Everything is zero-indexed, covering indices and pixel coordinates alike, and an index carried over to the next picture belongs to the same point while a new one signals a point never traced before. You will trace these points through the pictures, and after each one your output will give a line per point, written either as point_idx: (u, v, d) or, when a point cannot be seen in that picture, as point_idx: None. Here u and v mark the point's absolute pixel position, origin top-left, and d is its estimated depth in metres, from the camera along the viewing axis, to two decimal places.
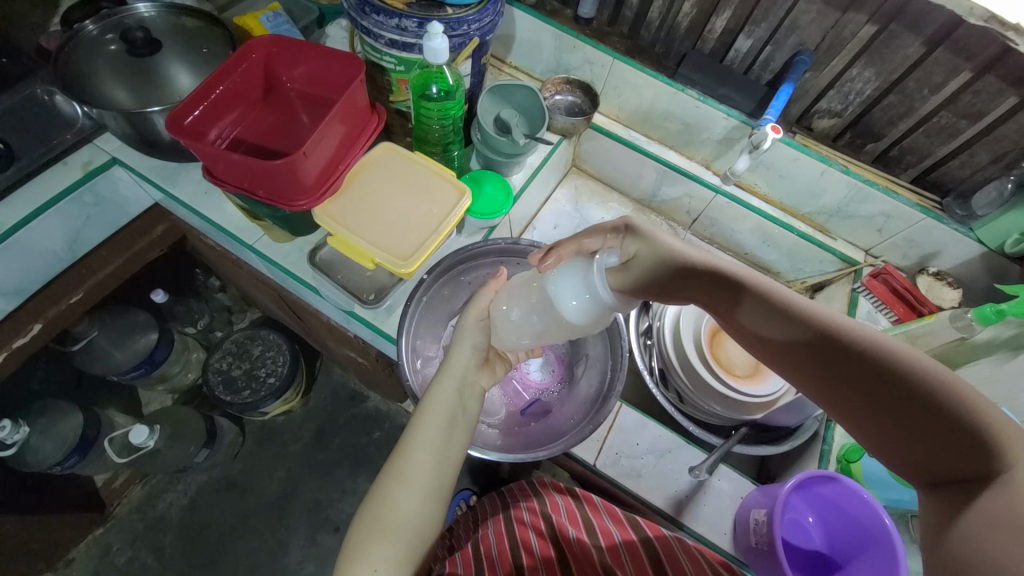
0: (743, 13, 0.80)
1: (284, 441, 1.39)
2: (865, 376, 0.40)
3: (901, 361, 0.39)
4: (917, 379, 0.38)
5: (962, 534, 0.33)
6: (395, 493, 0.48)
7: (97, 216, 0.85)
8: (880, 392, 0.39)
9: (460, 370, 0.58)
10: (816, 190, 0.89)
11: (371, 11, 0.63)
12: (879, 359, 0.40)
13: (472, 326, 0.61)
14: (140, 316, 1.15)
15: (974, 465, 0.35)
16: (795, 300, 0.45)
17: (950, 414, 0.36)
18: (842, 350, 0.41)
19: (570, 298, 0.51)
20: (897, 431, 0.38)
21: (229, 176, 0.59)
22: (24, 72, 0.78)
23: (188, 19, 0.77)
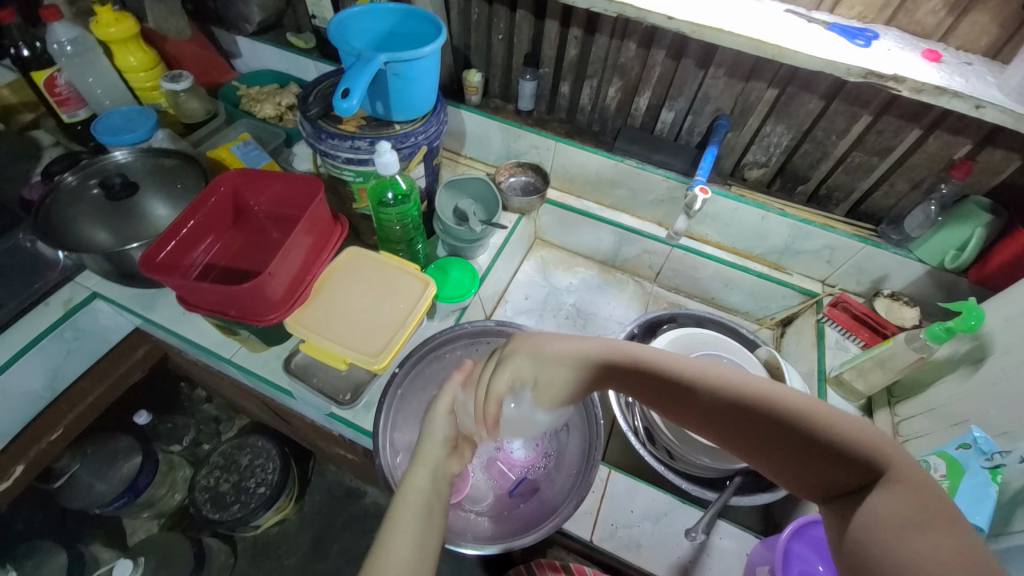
0: (662, 92, 0.91)
1: (279, 555, 1.31)
2: (762, 420, 0.47)
3: (788, 401, 0.46)
4: (804, 417, 0.45)
5: (863, 536, 0.39)
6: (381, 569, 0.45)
7: (78, 350, 0.86)
8: (775, 432, 0.46)
9: (432, 463, 0.56)
10: (762, 233, 0.96)
11: (327, 137, 0.71)
12: (771, 405, 0.47)
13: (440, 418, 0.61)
14: (123, 441, 1.13)
15: (854, 473, 0.43)
16: (694, 365, 0.51)
17: (833, 438, 0.44)
18: (740, 404, 0.48)
19: (511, 405, 0.60)
20: (798, 457, 0.46)
21: (202, 301, 0.63)
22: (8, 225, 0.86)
23: (164, 159, 0.85)
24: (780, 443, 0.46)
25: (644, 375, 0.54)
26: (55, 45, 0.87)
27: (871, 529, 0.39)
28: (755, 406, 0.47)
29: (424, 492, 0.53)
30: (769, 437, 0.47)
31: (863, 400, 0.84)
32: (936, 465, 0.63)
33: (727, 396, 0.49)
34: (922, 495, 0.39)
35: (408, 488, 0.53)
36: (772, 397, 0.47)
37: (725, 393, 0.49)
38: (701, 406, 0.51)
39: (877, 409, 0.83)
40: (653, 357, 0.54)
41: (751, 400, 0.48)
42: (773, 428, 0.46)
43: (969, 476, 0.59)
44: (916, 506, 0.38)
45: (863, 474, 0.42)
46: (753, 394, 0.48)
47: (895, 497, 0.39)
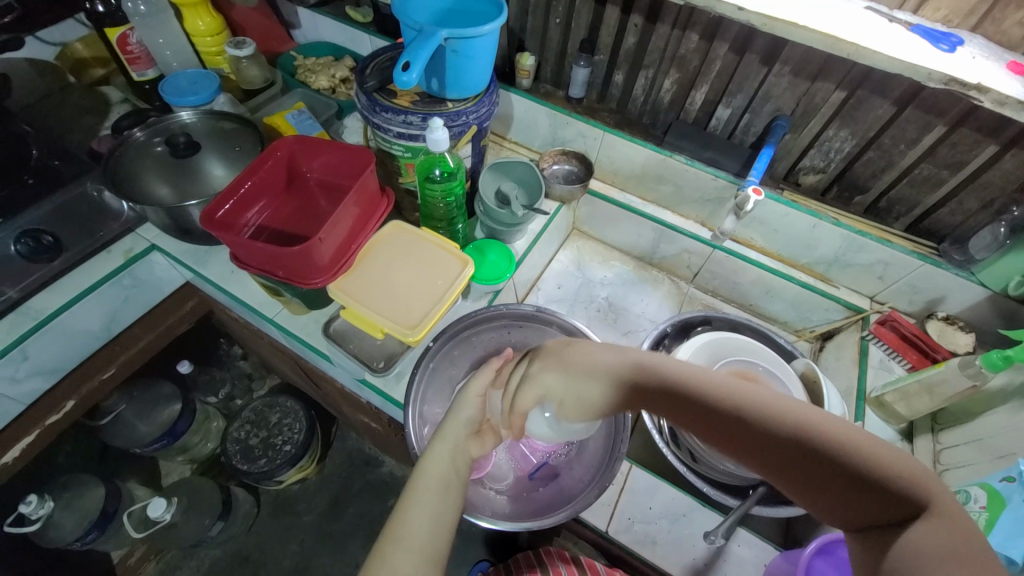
0: (720, 87, 0.88)
1: (298, 512, 1.38)
2: (781, 444, 0.41)
3: (808, 421, 0.41)
4: (829, 443, 0.39)
5: (900, 571, 0.34)
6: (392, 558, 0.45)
7: (134, 297, 0.92)
8: (795, 457, 0.40)
9: (453, 440, 0.59)
10: (811, 242, 0.92)
11: (381, 110, 0.72)
12: (790, 426, 0.41)
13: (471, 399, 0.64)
14: (166, 387, 1.20)
15: (884, 507, 0.38)
16: (702, 377, 0.46)
17: (860, 464, 0.38)
18: (756, 425, 0.42)
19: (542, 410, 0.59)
20: (819, 488, 0.40)
21: (254, 260, 0.65)
22: (73, 171, 0.84)
23: (223, 122, 0.88)
24: (800, 471, 0.40)
25: (648, 387, 0.48)
26: (129, 3, 0.91)
27: (913, 564, 0.34)
28: (771, 425, 0.42)
29: (438, 471, 0.54)
30: (791, 465, 0.40)
31: (904, 425, 0.81)
32: (976, 495, 0.60)
33: (739, 413, 0.43)
34: (961, 535, 0.34)
35: (429, 464, 0.55)
36: (790, 416, 0.41)
37: (739, 411, 0.43)
38: (712, 428, 0.44)
39: (918, 434, 0.79)
40: (658, 367, 0.48)
41: (768, 420, 0.42)
42: (792, 452, 0.41)
43: (1011, 509, 0.56)
44: (954, 546, 0.34)
45: (893, 508, 0.37)
46: (768, 411, 0.42)
47: (930, 536, 0.35)
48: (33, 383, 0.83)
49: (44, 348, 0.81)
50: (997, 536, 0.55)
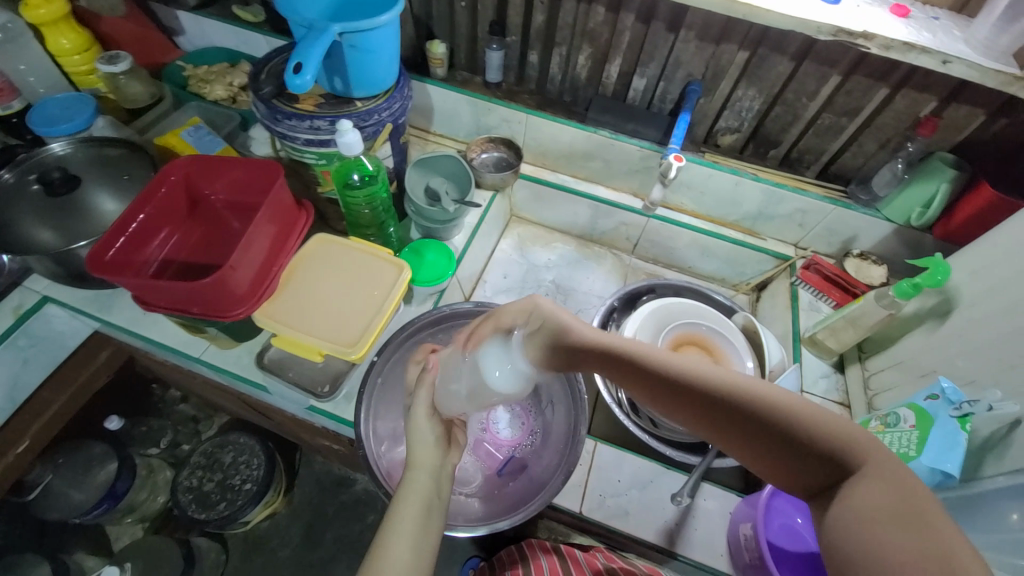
0: (632, 58, 0.88)
1: (272, 548, 1.31)
2: (736, 412, 0.43)
3: (760, 393, 0.42)
4: (777, 412, 0.42)
5: (841, 530, 0.37)
6: None
7: (35, 358, 0.81)
8: (749, 428, 0.42)
9: (430, 461, 0.57)
10: (736, 199, 0.96)
11: (283, 117, 0.66)
12: (743, 398, 0.42)
13: (425, 422, 0.59)
14: (96, 447, 1.09)
15: (829, 468, 0.40)
16: (664, 357, 0.46)
17: (802, 431, 0.41)
18: (711, 399, 0.43)
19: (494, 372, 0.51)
20: (773, 455, 0.42)
21: (162, 300, 0.59)
22: None
23: (108, 149, 0.79)
24: (755, 439, 0.42)
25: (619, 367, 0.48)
26: None
27: (848, 522, 0.37)
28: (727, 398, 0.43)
29: (419, 489, 0.54)
30: (741, 434, 0.43)
31: (836, 358, 0.87)
32: (905, 416, 0.66)
33: (697, 389, 0.44)
34: (896, 491, 0.37)
35: (411, 479, 0.55)
36: (742, 388, 0.43)
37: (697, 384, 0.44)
38: (672, 403, 0.46)
39: (849, 364, 0.86)
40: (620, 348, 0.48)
41: (724, 394, 0.43)
42: (747, 424, 0.42)
43: (940, 425, 0.61)
44: (897, 504, 0.36)
45: (833, 469, 0.40)
46: (722, 385, 0.43)
47: (866, 492, 0.37)
48: None
49: None
50: (929, 454, 0.60)
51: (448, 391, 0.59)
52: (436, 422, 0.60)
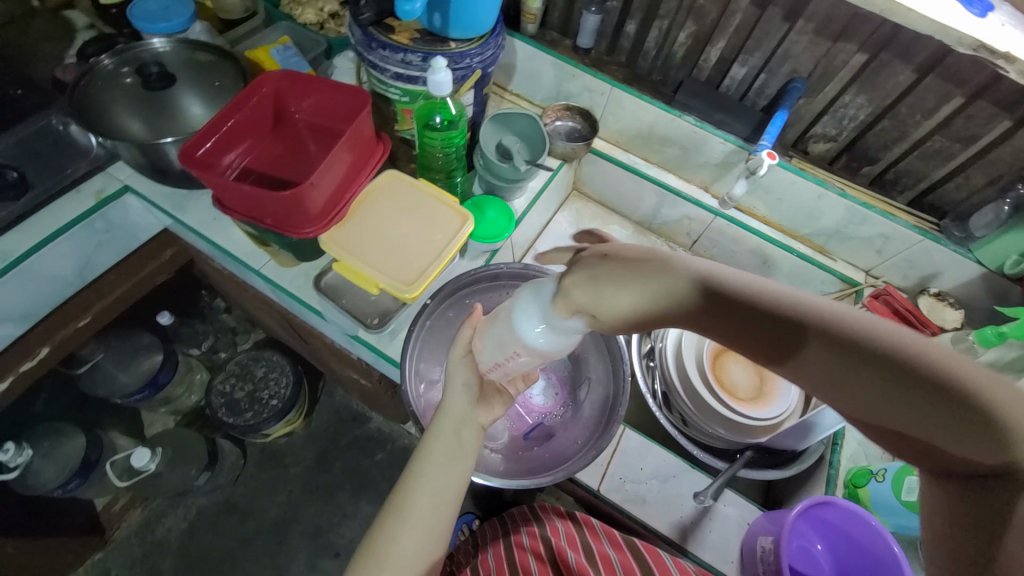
0: (737, 43, 0.83)
1: (286, 463, 1.40)
2: (878, 369, 0.32)
3: (897, 342, 0.32)
4: (915, 369, 0.31)
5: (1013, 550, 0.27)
6: (394, 533, 0.53)
7: (108, 242, 0.86)
8: (871, 383, 0.32)
9: (457, 413, 0.59)
10: (815, 213, 0.91)
11: (377, 47, 0.66)
12: (870, 346, 0.32)
13: (458, 363, 0.62)
14: (145, 338, 1.16)
15: (1000, 454, 0.28)
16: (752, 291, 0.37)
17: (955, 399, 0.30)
18: (815, 339, 0.34)
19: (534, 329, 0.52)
20: (920, 430, 0.31)
21: (239, 205, 0.61)
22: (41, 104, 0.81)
23: (200, 53, 0.80)
24: (896, 406, 0.31)
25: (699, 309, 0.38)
26: None
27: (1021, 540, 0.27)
28: (862, 349, 0.33)
29: (441, 442, 0.57)
30: (881, 399, 0.32)
31: None
32: None
33: (803, 330, 0.34)
34: None
35: (435, 431, 0.58)
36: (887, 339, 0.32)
37: (830, 332, 0.34)
38: (769, 350, 0.36)
39: None
40: (703, 285, 0.38)
41: (836, 338, 0.33)
42: (890, 383, 0.32)
43: None
44: None
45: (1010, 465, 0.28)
46: (853, 330, 0.33)
47: None
48: (4, 329, 0.79)
49: (11, 293, 0.76)
50: None
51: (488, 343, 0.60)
52: (470, 366, 0.62)
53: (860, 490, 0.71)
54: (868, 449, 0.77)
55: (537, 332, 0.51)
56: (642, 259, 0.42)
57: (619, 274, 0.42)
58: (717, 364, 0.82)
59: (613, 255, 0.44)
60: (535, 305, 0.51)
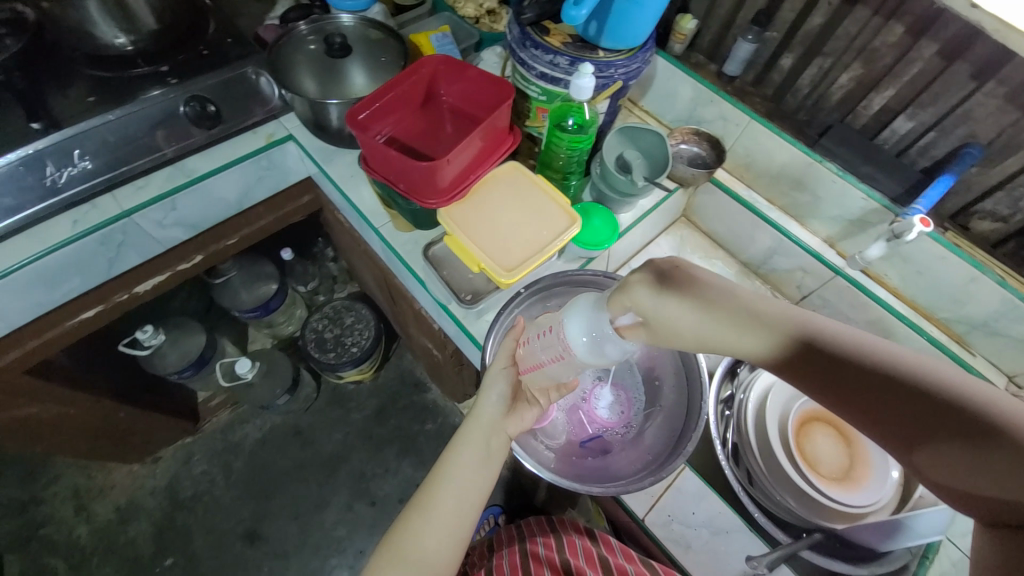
0: (907, 95, 0.75)
1: (349, 408, 1.53)
2: (999, 450, 0.33)
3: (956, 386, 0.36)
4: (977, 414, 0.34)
5: None
6: (418, 522, 0.61)
7: (265, 179, 1.00)
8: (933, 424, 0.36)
9: (488, 421, 0.65)
10: (961, 297, 0.80)
11: (531, 45, 0.70)
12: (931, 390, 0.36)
13: (498, 374, 0.67)
14: (267, 268, 1.33)
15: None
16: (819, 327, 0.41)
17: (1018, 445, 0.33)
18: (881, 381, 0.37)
19: (579, 335, 0.53)
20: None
21: (380, 167, 0.69)
22: (240, 53, 0.90)
23: (373, 31, 0.90)
24: (961, 451, 0.35)
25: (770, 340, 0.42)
26: None
27: None
28: (930, 397, 0.36)
29: (467, 445, 0.64)
30: (950, 445, 0.35)
31: None
32: None
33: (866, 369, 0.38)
34: None
35: (463, 435, 0.65)
36: (969, 395, 0.35)
37: (948, 406, 0.35)
38: (836, 384, 0.39)
39: None
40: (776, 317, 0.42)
41: (896, 378, 0.37)
42: (952, 427, 0.35)
43: None
44: None
45: None
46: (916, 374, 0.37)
47: None
48: (174, 233, 0.95)
49: (188, 205, 0.91)
50: None
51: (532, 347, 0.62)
52: (508, 377, 0.67)
53: None
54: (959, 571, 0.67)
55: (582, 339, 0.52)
56: (716, 284, 0.43)
57: (715, 308, 0.42)
58: (804, 432, 0.76)
59: (696, 277, 0.44)
60: (592, 306, 0.52)
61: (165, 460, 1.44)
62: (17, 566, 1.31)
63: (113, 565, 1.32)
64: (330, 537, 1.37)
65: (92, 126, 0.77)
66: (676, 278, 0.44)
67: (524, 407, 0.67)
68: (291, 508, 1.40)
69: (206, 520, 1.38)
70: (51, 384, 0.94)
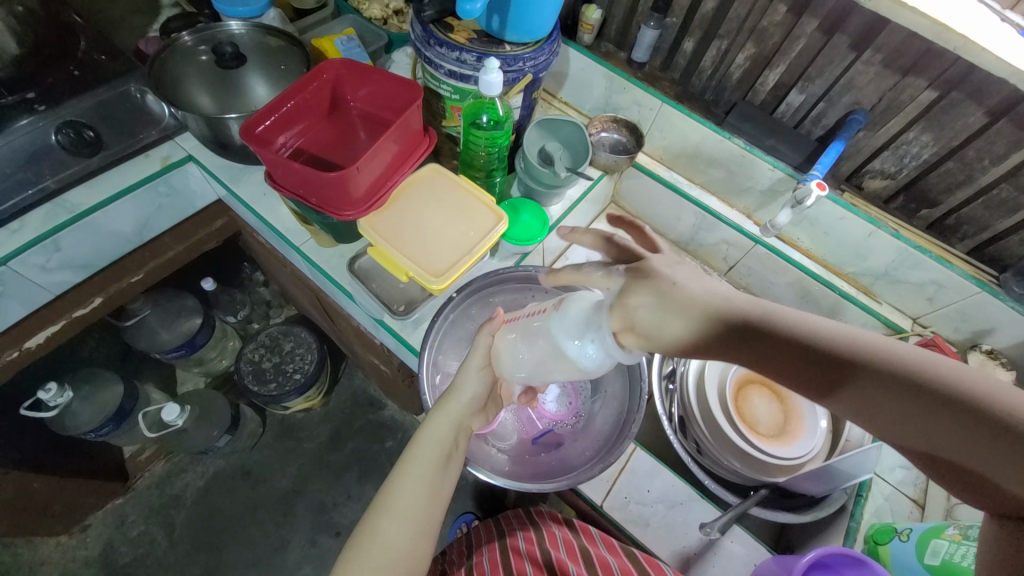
0: (798, 69, 0.80)
1: (301, 438, 1.45)
2: (893, 383, 0.40)
3: (839, 337, 0.43)
4: (862, 355, 0.42)
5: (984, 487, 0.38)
6: (381, 527, 0.56)
7: (167, 206, 0.92)
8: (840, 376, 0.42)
9: (456, 416, 0.62)
10: (863, 251, 0.87)
11: (435, 44, 0.68)
12: (826, 345, 0.42)
13: (473, 373, 0.63)
14: (189, 301, 1.23)
15: (952, 420, 0.39)
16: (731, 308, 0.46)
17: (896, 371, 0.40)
18: (792, 347, 0.43)
19: (575, 343, 0.52)
20: (989, 469, 0.38)
21: (288, 182, 0.64)
22: (121, 69, 0.81)
23: (271, 38, 0.84)
24: (866, 392, 0.41)
25: (702, 331, 0.46)
26: None
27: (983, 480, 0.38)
28: (829, 353, 0.42)
29: (433, 439, 0.60)
30: (855, 389, 0.41)
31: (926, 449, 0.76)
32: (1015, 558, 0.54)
33: (775, 339, 0.44)
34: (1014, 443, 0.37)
35: (430, 428, 0.61)
36: (849, 342, 0.42)
37: (848, 355, 0.42)
38: (761, 358, 0.45)
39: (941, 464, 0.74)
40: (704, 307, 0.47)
41: (801, 341, 0.43)
42: (850, 374, 0.42)
43: None
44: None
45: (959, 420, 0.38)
46: (807, 334, 0.43)
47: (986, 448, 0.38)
48: (63, 276, 0.84)
49: (76, 243, 0.81)
50: None
51: (514, 348, 0.61)
52: (484, 375, 0.64)
53: (881, 548, 0.66)
54: (892, 504, 0.73)
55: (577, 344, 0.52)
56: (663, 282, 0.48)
57: (672, 300, 0.47)
58: (741, 395, 0.80)
59: (667, 269, 0.50)
60: (590, 315, 0.52)
61: (92, 529, 1.29)
62: None
63: None
64: None
65: None
66: (658, 286, 0.49)
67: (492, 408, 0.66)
68: (249, 555, 1.30)
69: None
70: None
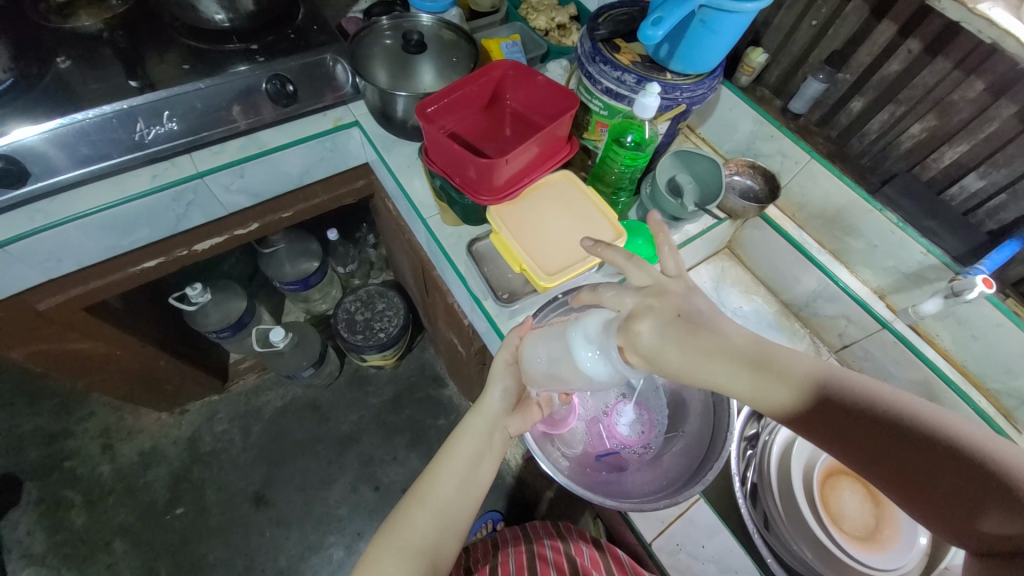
0: (982, 153, 0.71)
1: (368, 391, 1.57)
2: (941, 451, 0.42)
3: (888, 399, 0.45)
4: (912, 421, 0.44)
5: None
6: (414, 513, 0.62)
7: (328, 159, 1.04)
8: (892, 440, 0.44)
9: (490, 417, 0.68)
10: (1015, 368, 0.75)
11: (600, 60, 0.71)
12: (876, 406, 0.45)
13: (502, 370, 0.69)
14: (313, 245, 1.39)
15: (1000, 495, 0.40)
16: (790, 360, 0.49)
17: (943, 439, 0.43)
18: (844, 407, 0.46)
19: (586, 354, 0.52)
20: None
21: (438, 159, 0.72)
22: (323, 40, 0.95)
23: (447, 32, 0.94)
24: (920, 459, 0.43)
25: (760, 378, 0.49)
26: None
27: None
28: (880, 418, 0.45)
29: (467, 429, 0.68)
30: (908, 456, 0.43)
31: None
32: None
33: (828, 396, 0.47)
34: None
35: (466, 424, 0.68)
36: (898, 404, 0.45)
37: (901, 419, 0.44)
38: (816, 417, 0.47)
39: None
40: (762, 351, 0.50)
41: (853, 402, 0.46)
42: (904, 440, 0.44)
43: None
44: None
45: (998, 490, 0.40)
46: (860, 394, 0.46)
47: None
48: (237, 200, 1.00)
49: (254, 175, 0.96)
50: None
51: (535, 351, 0.62)
52: (512, 374, 0.69)
53: None
54: None
55: (588, 354, 0.52)
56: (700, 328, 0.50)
57: (713, 342, 0.49)
58: (829, 482, 0.74)
59: (679, 299, 0.52)
60: (602, 329, 0.53)
61: (189, 414, 1.51)
62: (38, 492, 1.39)
63: (128, 506, 1.39)
64: (331, 514, 1.40)
65: (184, 91, 0.84)
66: (679, 320, 0.50)
67: (524, 408, 0.70)
68: (300, 480, 1.44)
69: (219, 476, 1.44)
70: (105, 325, 1.02)
